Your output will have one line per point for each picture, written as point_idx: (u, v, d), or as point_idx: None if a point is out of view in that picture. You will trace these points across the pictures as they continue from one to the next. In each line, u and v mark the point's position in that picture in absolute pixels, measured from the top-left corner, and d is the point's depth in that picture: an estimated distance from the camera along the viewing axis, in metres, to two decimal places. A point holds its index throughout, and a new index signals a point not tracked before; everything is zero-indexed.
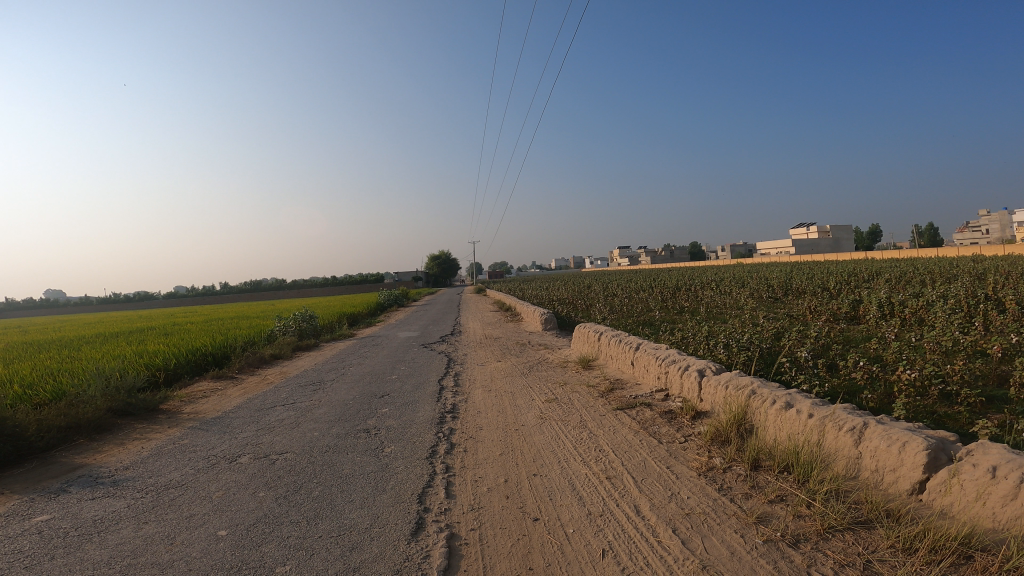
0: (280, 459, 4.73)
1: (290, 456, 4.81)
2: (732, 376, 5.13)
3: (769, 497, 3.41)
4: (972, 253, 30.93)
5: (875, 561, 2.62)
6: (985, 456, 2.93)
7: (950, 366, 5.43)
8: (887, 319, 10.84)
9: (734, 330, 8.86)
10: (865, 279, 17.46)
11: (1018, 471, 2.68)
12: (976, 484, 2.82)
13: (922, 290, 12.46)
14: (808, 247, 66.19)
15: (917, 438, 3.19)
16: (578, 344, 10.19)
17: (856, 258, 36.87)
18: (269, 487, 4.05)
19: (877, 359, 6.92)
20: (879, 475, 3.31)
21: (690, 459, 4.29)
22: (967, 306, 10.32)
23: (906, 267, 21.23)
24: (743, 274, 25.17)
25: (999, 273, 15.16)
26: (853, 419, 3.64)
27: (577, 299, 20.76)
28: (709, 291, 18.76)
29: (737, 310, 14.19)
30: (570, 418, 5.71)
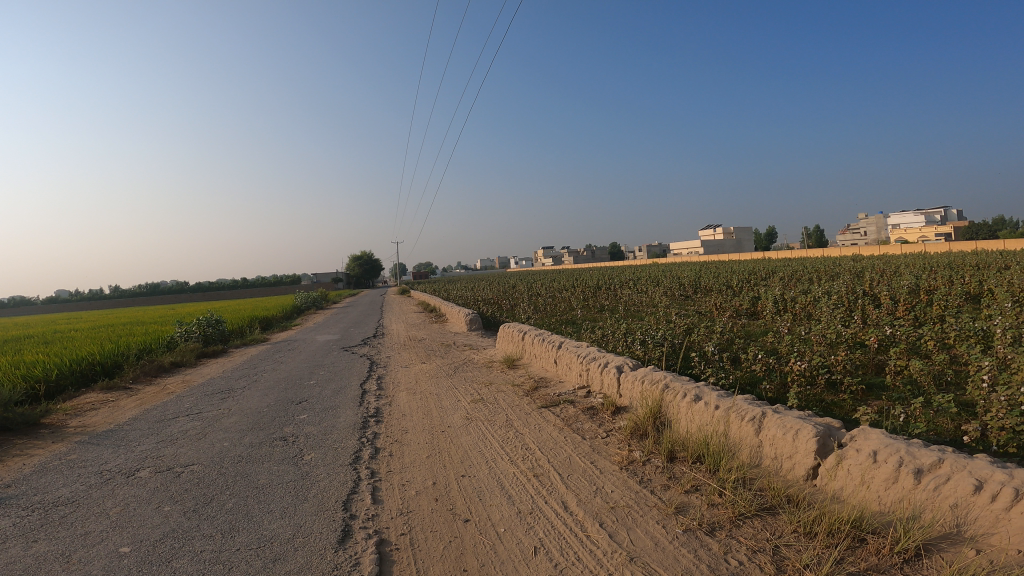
0: (186, 472, 4.42)
1: (198, 468, 4.50)
2: (647, 371, 5.39)
3: (685, 487, 3.62)
4: (851, 253, 34.38)
5: (782, 546, 2.83)
6: (865, 441, 3.26)
7: (834, 357, 6.02)
8: (782, 314, 11.81)
9: (649, 327, 9.32)
10: (763, 277, 18.93)
11: (895, 455, 3.01)
12: (860, 468, 3.13)
13: (811, 287, 13.68)
14: (714, 248, 70.58)
15: (807, 426, 3.51)
16: (502, 343, 10.27)
17: (756, 258, 39.89)
18: (176, 501, 3.78)
19: (774, 352, 7.53)
20: (778, 461, 3.60)
21: (612, 454, 4.45)
22: (848, 301, 11.46)
23: (798, 266, 23.25)
24: (656, 274, 26.47)
25: (874, 271, 16.95)
26: (753, 409, 3.94)
27: (500, 299, 20.93)
28: (625, 290, 19.57)
29: (652, 308, 14.92)
30: (495, 418, 5.76)
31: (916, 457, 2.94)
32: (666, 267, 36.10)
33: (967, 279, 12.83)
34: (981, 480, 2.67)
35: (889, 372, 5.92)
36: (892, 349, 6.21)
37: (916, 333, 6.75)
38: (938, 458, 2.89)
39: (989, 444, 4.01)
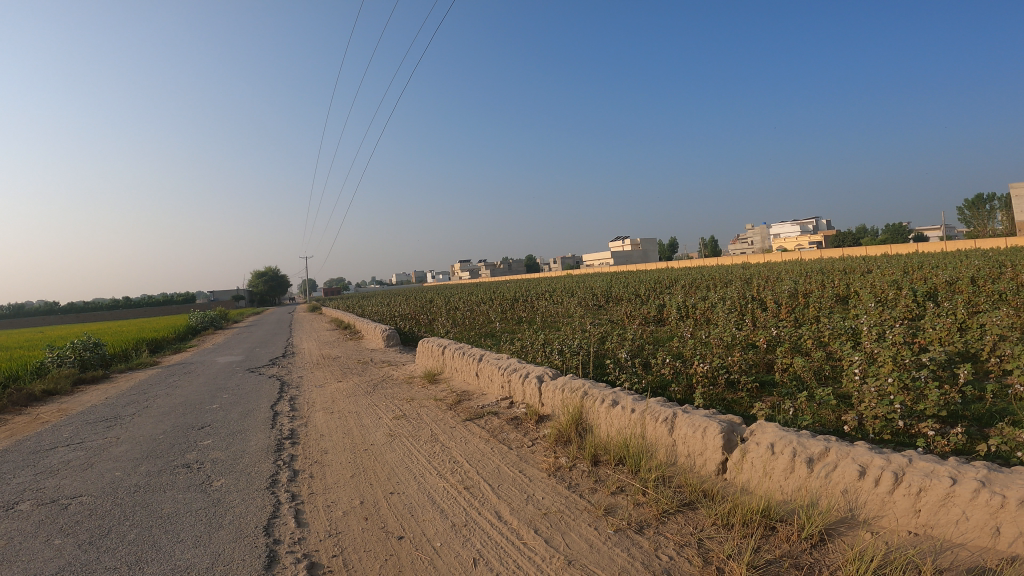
0: (74, 504, 3.98)
1: (88, 500, 4.07)
2: (567, 379, 5.55)
3: (611, 489, 3.76)
4: (743, 262, 37.32)
5: (705, 538, 3.02)
6: (763, 434, 3.56)
7: (732, 358, 6.52)
8: (685, 319, 12.59)
9: (564, 336, 9.60)
10: (667, 285, 20.06)
11: (789, 446, 3.31)
12: (762, 460, 3.42)
13: (710, 294, 14.70)
14: (622, 258, 73.84)
15: (714, 423, 3.76)
16: (421, 358, 10.13)
17: (660, 268, 42.19)
18: (66, 535, 3.40)
19: (680, 356, 8.01)
20: (692, 458, 3.84)
21: (539, 461, 4.54)
22: (741, 306, 12.43)
23: (698, 274, 24.91)
24: (568, 285, 27.23)
25: (762, 278, 18.54)
26: (665, 410, 4.17)
27: (416, 314, 20.63)
28: (541, 301, 20.00)
29: (566, 319, 15.36)
30: (419, 433, 5.67)
31: (807, 447, 3.25)
32: (578, 278, 37.27)
33: (839, 283, 14.35)
34: (864, 466, 2.99)
35: (779, 370, 6.50)
36: (780, 349, 6.84)
37: (799, 333, 7.47)
38: (826, 446, 3.20)
39: (865, 432, 4.51)
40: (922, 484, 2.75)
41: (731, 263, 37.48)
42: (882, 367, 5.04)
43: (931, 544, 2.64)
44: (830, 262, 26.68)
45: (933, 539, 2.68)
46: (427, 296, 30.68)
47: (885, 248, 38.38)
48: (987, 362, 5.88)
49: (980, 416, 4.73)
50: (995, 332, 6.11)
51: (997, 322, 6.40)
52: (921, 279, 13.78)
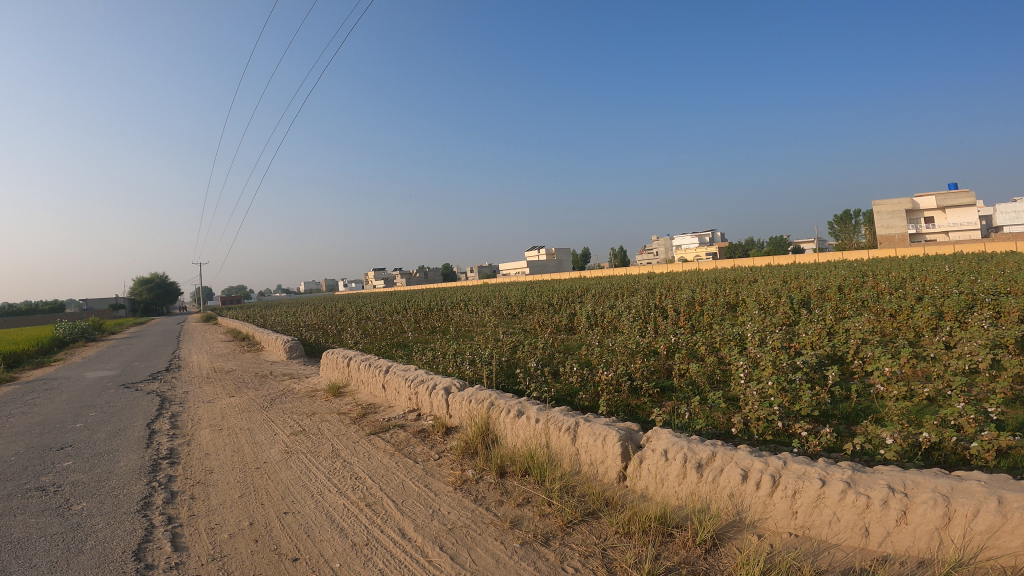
0: None
1: None
2: (474, 390, 5.51)
3: (516, 500, 3.73)
4: (647, 272, 39.24)
5: (608, 547, 3.06)
6: (659, 441, 3.70)
7: (634, 365, 6.78)
8: (593, 327, 12.99)
9: (475, 346, 9.56)
10: (578, 294, 20.66)
11: (681, 452, 3.46)
12: (657, 466, 3.54)
13: (615, 304, 15.28)
14: (536, 268, 75.26)
15: (613, 431, 3.86)
16: (326, 371, 9.67)
17: (571, 279, 43.37)
18: None
19: (587, 364, 8.21)
20: (594, 467, 3.92)
21: (445, 475, 4.43)
22: (645, 314, 13.01)
23: (607, 283, 25.88)
24: (483, 294, 27.28)
25: (665, 287, 19.60)
26: (568, 419, 4.24)
27: (323, 324, 19.75)
28: (456, 311, 19.87)
29: (477, 329, 15.32)
30: (319, 449, 5.36)
31: (697, 453, 3.41)
32: (494, 287, 37.53)
33: (730, 292, 15.42)
34: (746, 469, 3.18)
35: (677, 375, 6.84)
36: (677, 356, 7.21)
37: (694, 340, 7.92)
38: (713, 451, 3.38)
39: (752, 434, 4.80)
40: (797, 486, 2.96)
41: (636, 272, 39.28)
42: (765, 371, 5.45)
43: (810, 545, 2.83)
44: (723, 272, 28.71)
45: (811, 539, 2.87)
46: (336, 305, 29.54)
47: (771, 260, 42.02)
48: (850, 364, 6.54)
49: (848, 414, 5.19)
50: (856, 336, 6.81)
51: (860, 328, 7.15)
52: (799, 287, 15.18)
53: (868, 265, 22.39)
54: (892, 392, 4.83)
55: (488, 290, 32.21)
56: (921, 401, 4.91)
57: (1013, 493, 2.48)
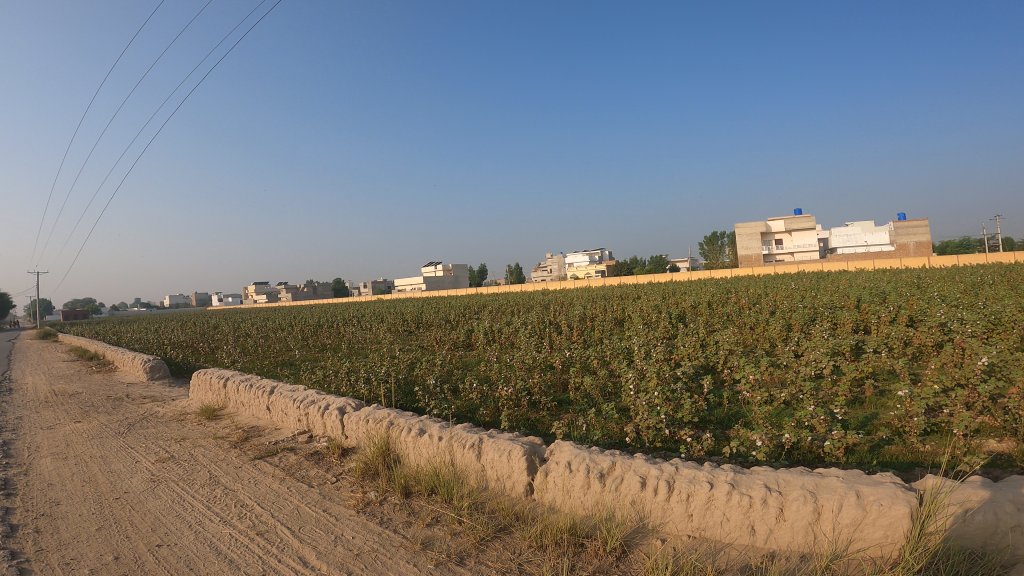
0: None
1: None
2: (371, 410, 5.34)
3: (425, 521, 3.65)
4: (540, 288, 40.35)
5: (523, 562, 3.07)
6: (562, 453, 3.81)
7: (532, 380, 6.95)
8: (490, 342, 13.10)
9: (369, 364, 9.25)
10: (474, 310, 20.76)
11: (583, 463, 3.58)
12: (563, 478, 3.63)
13: (509, 320, 15.53)
14: (433, 284, 74.57)
15: (517, 446, 3.92)
16: (198, 393, 8.86)
17: (466, 295, 43.47)
18: None
19: (485, 380, 8.26)
20: (502, 482, 3.94)
21: (345, 498, 4.22)
22: (540, 329, 13.36)
23: (502, 300, 26.29)
24: (376, 310, 26.51)
25: (558, 303, 20.28)
26: (471, 435, 4.24)
27: (194, 342, 18.07)
28: (348, 327, 19.13)
29: (370, 346, 14.85)
30: (194, 476, 4.89)
31: (599, 463, 3.55)
32: (387, 304, 36.56)
33: (616, 308, 16.30)
34: (644, 477, 3.36)
35: (572, 389, 7.09)
36: (571, 370, 7.49)
37: (587, 354, 8.27)
38: (613, 460, 3.54)
39: (643, 442, 5.03)
40: (690, 490, 3.17)
41: (529, 289, 40.24)
42: (651, 382, 5.82)
43: (709, 546, 3.05)
44: (609, 288, 30.30)
45: (708, 540, 3.09)
46: (211, 321, 27.18)
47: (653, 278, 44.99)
48: (721, 373, 7.17)
49: (722, 419, 5.63)
50: (725, 348, 7.49)
51: (728, 341, 7.88)
52: (676, 302, 16.42)
53: (733, 283, 24.77)
54: (758, 397, 5.38)
55: (381, 306, 31.34)
56: (781, 405, 5.48)
57: (867, 487, 2.84)
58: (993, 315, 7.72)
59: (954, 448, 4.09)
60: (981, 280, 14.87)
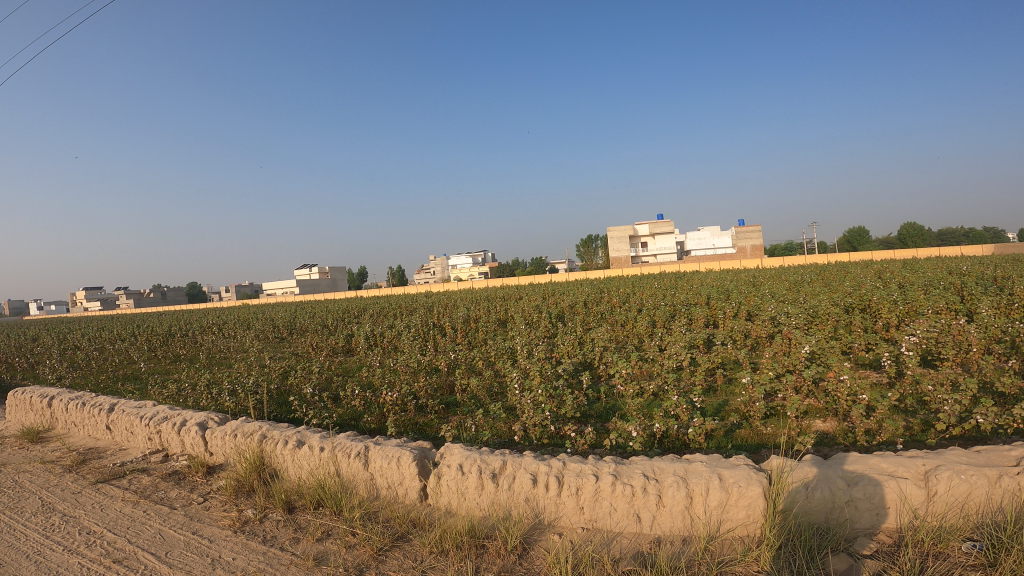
0: None
1: None
2: (240, 423, 5.00)
3: (315, 535, 3.47)
4: (420, 291, 39.80)
5: (426, 568, 3.04)
6: (452, 456, 3.82)
7: (417, 384, 6.87)
8: (372, 347, 12.73)
9: (235, 375, 8.54)
10: (354, 314, 20.00)
11: (475, 465, 3.62)
12: (455, 481, 3.65)
13: (390, 324, 15.18)
14: (307, 287, 70.53)
15: (407, 451, 3.88)
16: (16, 414, 7.61)
17: (343, 298, 41.67)
18: None
19: (367, 386, 8.00)
20: (393, 490, 3.87)
21: (218, 518, 3.89)
22: (423, 332, 13.24)
23: (382, 303, 25.58)
24: (241, 316, 24.50)
25: (440, 305, 20.21)
26: (356, 444, 4.14)
27: (8, 356, 15.41)
28: (208, 335, 17.51)
29: (236, 355, 13.70)
30: (20, 506, 4.22)
31: (490, 463, 3.63)
32: (254, 309, 33.94)
33: (498, 309, 16.60)
34: (535, 474, 3.48)
35: (459, 390, 7.11)
36: (456, 372, 7.52)
37: (471, 356, 8.34)
38: (504, 460, 3.63)
39: (530, 440, 5.12)
40: (578, 483, 3.35)
41: (409, 292, 39.57)
42: (535, 381, 6.03)
43: (602, 535, 3.23)
44: (490, 290, 30.77)
45: (600, 530, 3.28)
46: (32, 333, 23.38)
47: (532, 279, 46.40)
48: (597, 368, 7.60)
49: (601, 412, 5.92)
50: (600, 345, 7.95)
51: (602, 338, 8.39)
52: (555, 302, 17.12)
53: (605, 283, 26.27)
54: (632, 390, 5.80)
55: (247, 312, 29.01)
56: (650, 396, 5.93)
57: (727, 470, 3.18)
58: (814, 308, 9.00)
59: (790, 428, 4.70)
60: (803, 278, 17.31)
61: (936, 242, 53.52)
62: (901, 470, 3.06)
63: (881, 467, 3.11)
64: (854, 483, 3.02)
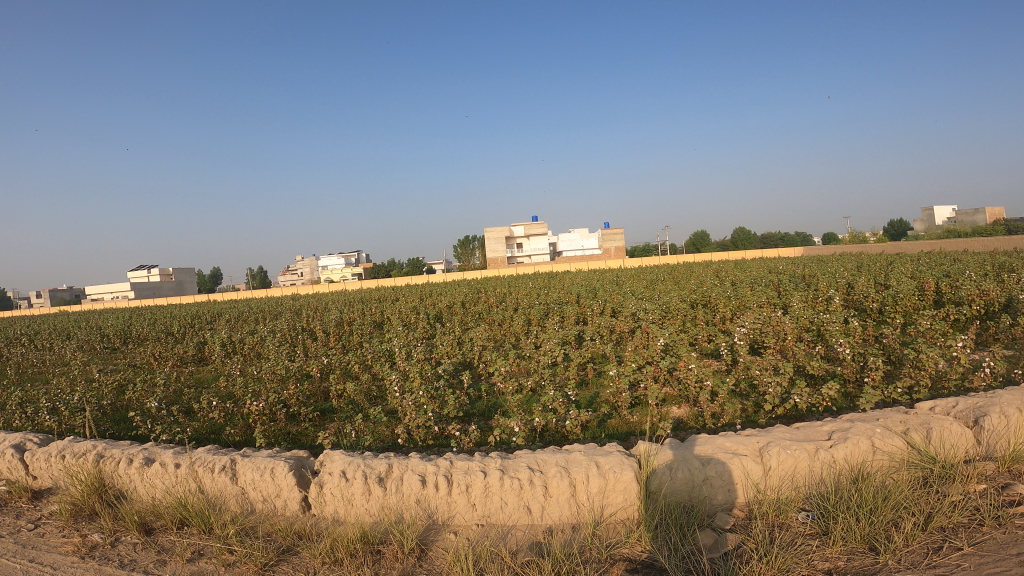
0: None
1: None
2: (71, 442, 4.41)
3: (185, 556, 3.18)
4: (285, 294, 37.31)
5: None
6: (334, 464, 3.70)
7: (288, 391, 6.49)
8: (230, 355, 11.72)
9: (60, 391, 7.40)
10: (206, 320, 18.23)
11: (360, 471, 3.54)
12: (339, 489, 3.54)
13: (252, 329, 14.09)
14: (150, 290, 62.83)
15: (281, 462, 3.71)
16: None
17: (193, 303, 37.73)
18: None
19: (227, 397, 7.37)
20: (271, 503, 3.65)
21: (57, 545, 3.40)
22: (289, 337, 12.46)
23: (241, 307, 23.60)
24: (62, 324, 21.14)
25: (307, 309, 19.13)
26: (220, 458, 3.87)
27: None
28: (18, 348, 14.89)
29: (57, 369, 11.83)
30: None
31: (375, 468, 3.57)
32: (81, 316, 29.55)
33: (372, 311, 16.14)
34: (422, 475, 3.49)
35: (335, 396, 6.82)
36: (330, 376, 7.21)
37: (346, 360, 8.04)
38: (390, 464, 3.59)
39: (415, 442, 5.12)
40: (467, 481, 3.41)
41: (272, 295, 36.90)
42: (415, 383, 5.98)
43: (497, 530, 3.33)
44: (362, 292, 29.73)
45: (494, 524, 3.37)
46: None
47: (408, 279, 45.60)
48: (476, 367, 7.72)
49: (483, 410, 6.05)
50: (479, 344, 8.09)
51: (480, 337, 8.54)
52: (431, 303, 17.05)
53: (479, 284, 26.64)
54: (511, 387, 5.99)
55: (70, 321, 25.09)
56: (529, 392, 6.16)
57: (602, 458, 3.43)
58: (667, 305, 9.92)
59: (653, 416, 5.17)
60: (657, 277, 18.97)
61: (765, 245, 61.31)
62: (742, 448, 3.49)
63: (726, 446, 3.51)
64: (707, 462, 3.39)
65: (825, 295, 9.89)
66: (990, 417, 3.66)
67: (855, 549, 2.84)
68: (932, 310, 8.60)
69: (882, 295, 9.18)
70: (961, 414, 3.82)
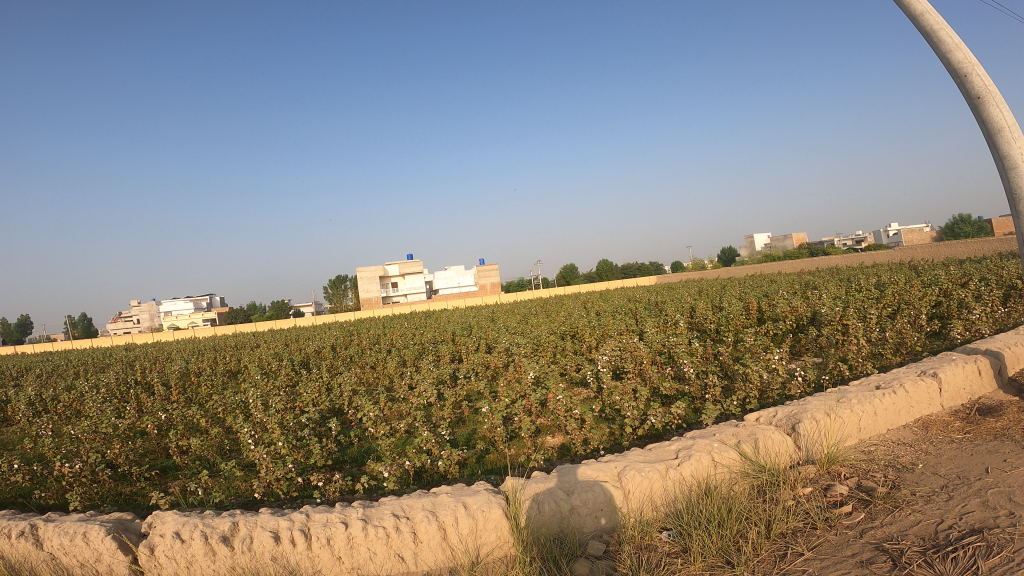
0: None
1: None
2: None
3: None
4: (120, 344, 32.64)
5: None
6: (166, 524, 3.21)
7: (113, 450, 5.59)
8: (39, 415, 9.89)
9: None
10: (11, 377, 15.31)
11: (197, 530, 3.10)
12: (172, 553, 3.08)
13: (71, 385, 12.02)
14: None
15: (96, 524, 3.20)
16: None
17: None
18: None
19: (35, 461, 6.20)
20: (88, 569, 3.14)
21: None
22: (119, 392, 10.83)
23: (59, 360, 20.17)
24: None
25: (147, 359, 16.89)
26: (19, 522, 3.34)
27: None
28: None
29: None
30: None
31: (216, 526, 3.14)
32: None
33: (227, 359, 14.69)
34: (275, 530, 3.12)
35: (178, 452, 6.01)
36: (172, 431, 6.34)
37: (190, 413, 7.16)
38: (235, 521, 3.18)
39: (274, 496, 4.62)
40: (327, 534, 3.11)
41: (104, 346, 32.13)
42: (273, 433, 5.46)
43: None
44: (216, 340, 26.93)
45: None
46: None
47: (271, 322, 42.30)
48: (345, 413, 7.25)
49: (355, 456, 5.67)
50: (348, 389, 7.62)
51: (348, 381, 8.08)
52: (296, 349, 15.93)
53: (351, 326, 25.52)
54: (383, 431, 5.69)
55: None
56: (402, 435, 5.88)
57: (470, 497, 3.31)
58: (537, 338, 10.19)
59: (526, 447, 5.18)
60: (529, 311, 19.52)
61: (622, 276, 66.16)
62: (602, 475, 3.54)
63: (588, 474, 3.55)
64: (573, 492, 3.39)
65: (673, 320, 10.79)
66: (805, 423, 4.11)
67: (714, 563, 2.97)
68: (758, 327, 9.70)
69: (720, 318, 10.23)
70: (781, 423, 4.26)
